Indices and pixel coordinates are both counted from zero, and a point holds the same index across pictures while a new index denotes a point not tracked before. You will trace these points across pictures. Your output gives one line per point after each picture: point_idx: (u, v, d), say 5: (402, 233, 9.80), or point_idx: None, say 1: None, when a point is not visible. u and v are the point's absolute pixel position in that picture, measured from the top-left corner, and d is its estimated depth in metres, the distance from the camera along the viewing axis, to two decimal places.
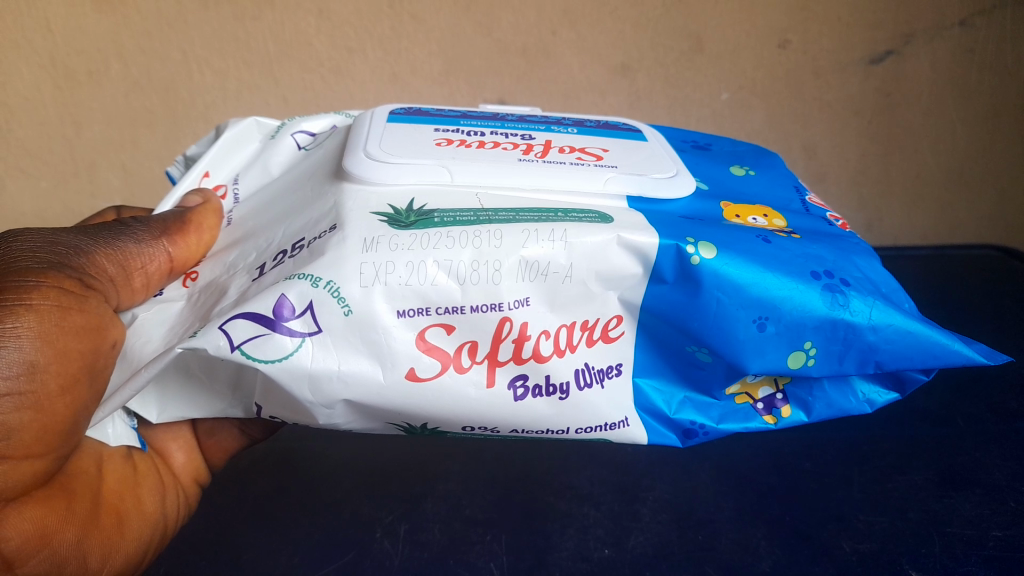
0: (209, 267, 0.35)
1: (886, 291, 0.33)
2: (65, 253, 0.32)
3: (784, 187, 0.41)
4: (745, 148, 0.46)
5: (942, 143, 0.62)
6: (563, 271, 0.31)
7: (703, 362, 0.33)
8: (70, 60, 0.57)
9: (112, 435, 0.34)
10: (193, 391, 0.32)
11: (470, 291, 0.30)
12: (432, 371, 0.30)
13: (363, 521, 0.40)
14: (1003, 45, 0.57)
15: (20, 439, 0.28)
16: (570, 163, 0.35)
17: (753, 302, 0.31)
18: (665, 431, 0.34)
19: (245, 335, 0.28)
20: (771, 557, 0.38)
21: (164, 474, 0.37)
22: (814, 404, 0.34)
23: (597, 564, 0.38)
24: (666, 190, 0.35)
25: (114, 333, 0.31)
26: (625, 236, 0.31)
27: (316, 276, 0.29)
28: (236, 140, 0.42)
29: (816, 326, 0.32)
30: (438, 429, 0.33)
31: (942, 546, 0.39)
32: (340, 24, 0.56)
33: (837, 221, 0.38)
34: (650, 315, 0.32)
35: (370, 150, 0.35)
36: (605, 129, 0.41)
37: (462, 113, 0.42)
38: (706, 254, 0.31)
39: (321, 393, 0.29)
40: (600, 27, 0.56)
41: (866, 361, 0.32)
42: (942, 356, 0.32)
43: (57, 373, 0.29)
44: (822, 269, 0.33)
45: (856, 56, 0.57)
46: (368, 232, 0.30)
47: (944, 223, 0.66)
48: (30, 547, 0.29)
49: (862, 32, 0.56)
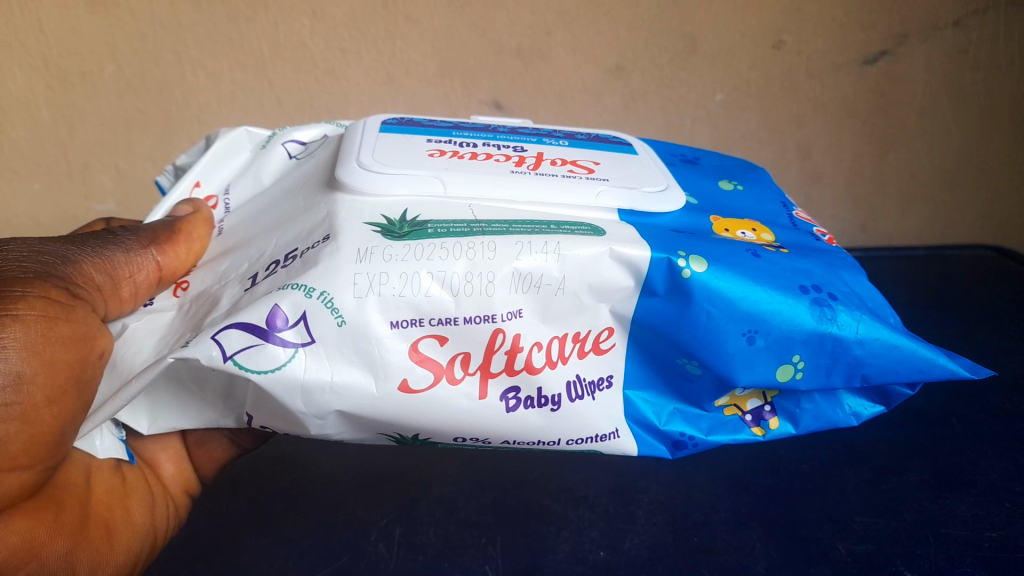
0: (199, 277, 0.35)
1: (873, 306, 0.34)
2: (52, 263, 0.31)
3: (772, 202, 0.42)
4: (733, 162, 0.47)
5: (936, 144, 0.63)
6: (556, 283, 0.31)
7: (693, 374, 0.33)
8: (65, 61, 0.57)
9: (99, 447, 0.33)
10: (182, 401, 0.32)
11: (464, 303, 0.30)
12: (425, 382, 0.30)
13: (357, 524, 0.39)
14: (998, 46, 0.58)
15: (7, 450, 0.28)
16: (563, 176, 0.36)
17: (743, 316, 0.32)
18: (655, 442, 0.34)
19: (238, 345, 0.28)
20: (767, 558, 0.38)
21: (153, 486, 0.37)
22: (801, 417, 0.35)
23: (593, 566, 0.38)
24: (657, 204, 0.36)
25: (103, 343, 0.31)
26: (617, 249, 0.31)
27: (309, 287, 0.29)
28: (226, 150, 0.42)
29: (804, 340, 0.32)
30: (430, 439, 0.33)
31: (937, 546, 0.39)
32: (334, 26, 0.56)
33: (824, 236, 0.39)
34: (641, 327, 0.33)
35: (363, 160, 0.35)
36: (596, 142, 0.42)
37: (455, 124, 0.42)
38: (697, 268, 0.32)
39: (313, 403, 0.29)
40: (594, 29, 0.57)
41: (853, 374, 0.33)
42: (927, 370, 0.33)
43: (44, 385, 0.28)
44: (810, 283, 0.33)
45: (850, 57, 0.59)
46: (362, 243, 0.30)
47: (939, 224, 0.68)
48: (18, 558, 0.29)
49: (858, 33, 0.57)
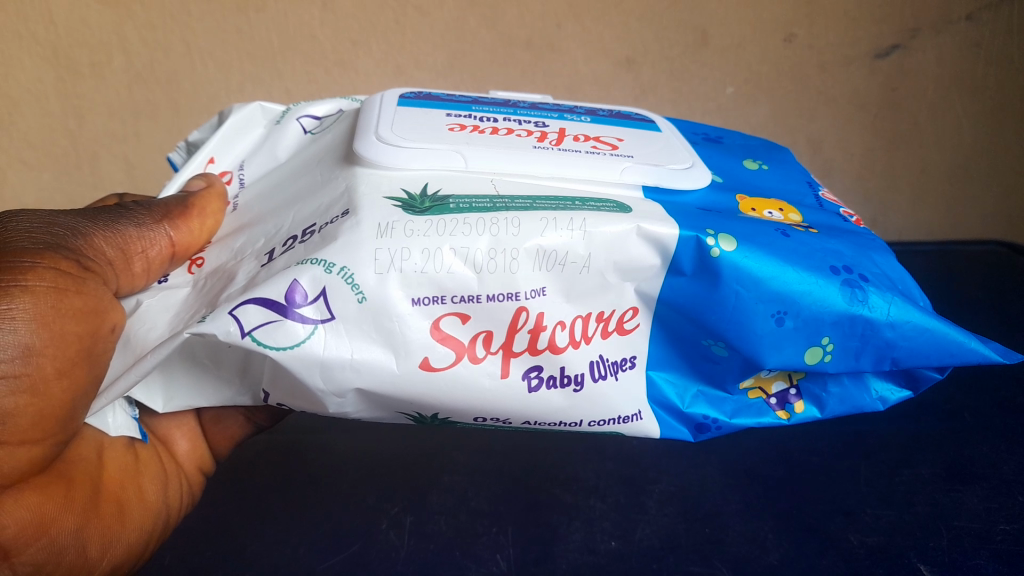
0: (214, 253, 0.34)
1: (903, 288, 0.33)
2: (62, 235, 0.31)
3: (798, 182, 0.41)
4: (756, 142, 0.45)
5: (948, 137, 0.61)
6: (581, 261, 0.30)
7: (718, 356, 0.33)
8: (73, 51, 0.56)
9: (112, 425, 0.32)
10: (200, 379, 0.31)
11: (487, 280, 0.29)
12: (446, 360, 0.30)
13: (367, 513, 0.39)
14: (1012, 39, 0.57)
15: (16, 424, 0.27)
16: (586, 152, 0.35)
17: (772, 297, 0.31)
18: (676, 424, 0.34)
19: (256, 320, 0.28)
20: (780, 549, 0.38)
21: (166, 462, 0.36)
22: (828, 401, 0.34)
23: (605, 556, 0.37)
24: (684, 182, 0.35)
25: (114, 317, 0.30)
26: (645, 226, 0.30)
27: (329, 262, 0.28)
28: (241, 125, 0.41)
29: (834, 322, 0.31)
30: (448, 419, 0.32)
31: (950, 539, 0.38)
32: (343, 16, 0.55)
33: (851, 217, 0.38)
34: (666, 306, 0.32)
35: (383, 133, 0.34)
36: (619, 119, 0.41)
37: (473, 99, 0.41)
38: (726, 247, 0.31)
39: (332, 381, 0.29)
40: (607, 20, 0.55)
41: (882, 358, 0.32)
42: (958, 355, 0.32)
43: (54, 357, 0.28)
44: (840, 264, 0.32)
45: (859, 52, 0.57)
46: (383, 217, 0.30)
47: (952, 217, 0.66)
48: (27, 536, 0.29)
49: (868, 28, 0.56)
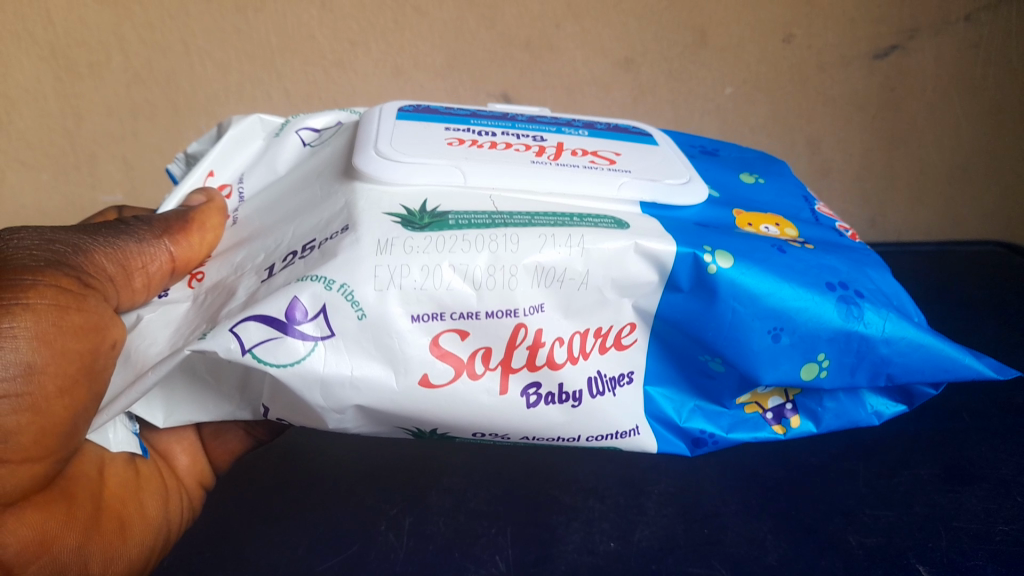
0: (214, 268, 0.34)
1: (898, 304, 0.33)
2: (62, 252, 0.31)
3: (793, 196, 0.41)
4: (752, 154, 0.46)
5: (945, 140, 0.62)
6: (579, 278, 0.30)
7: (715, 371, 0.33)
8: (71, 51, 0.56)
9: (113, 441, 0.33)
10: (199, 393, 0.31)
11: (486, 297, 0.30)
12: (445, 377, 0.30)
13: (365, 514, 0.39)
14: (1010, 42, 0.57)
15: (19, 442, 0.27)
16: (584, 166, 0.35)
17: (769, 313, 0.31)
18: (674, 439, 0.34)
19: (257, 338, 0.28)
20: (779, 550, 0.38)
21: (167, 478, 0.36)
22: (824, 415, 0.34)
23: (603, 557, 0.37)
24: (681, 196, 0.35)
25: (115, 333, 0.31)
26: (643, 243, 0.31)
27: (329, 279, 0.28)
28: (240, 138, 0.41)
29: (830, 338, 0.32)
30: (447, 434, 0.32)
31: (949, 539, 0.39)
32: (342, 16, 0.55)
33: (846, 232, 0.38)
34: (664, 323, 0.32)
35: (382, 148, 0.34)
36: (616, 132, 0.41)
37: (472, 112, 0.41)
38: (723, 264, 0.31)
39: (332, 397, 0.29)
40: (605, 21, 0.56)
41: (877, 373, 0.32)
42: (952, 370, 0.32)
43: (55, 374, 0.28)
44: (836, 280, 0.32)
45: (859, 52, 0.58)
46: (383, 234, 0.30)
47: (948, 220, 0.67)
48: (28, 553, 0.29)
49: (868, 27, 0.56)
